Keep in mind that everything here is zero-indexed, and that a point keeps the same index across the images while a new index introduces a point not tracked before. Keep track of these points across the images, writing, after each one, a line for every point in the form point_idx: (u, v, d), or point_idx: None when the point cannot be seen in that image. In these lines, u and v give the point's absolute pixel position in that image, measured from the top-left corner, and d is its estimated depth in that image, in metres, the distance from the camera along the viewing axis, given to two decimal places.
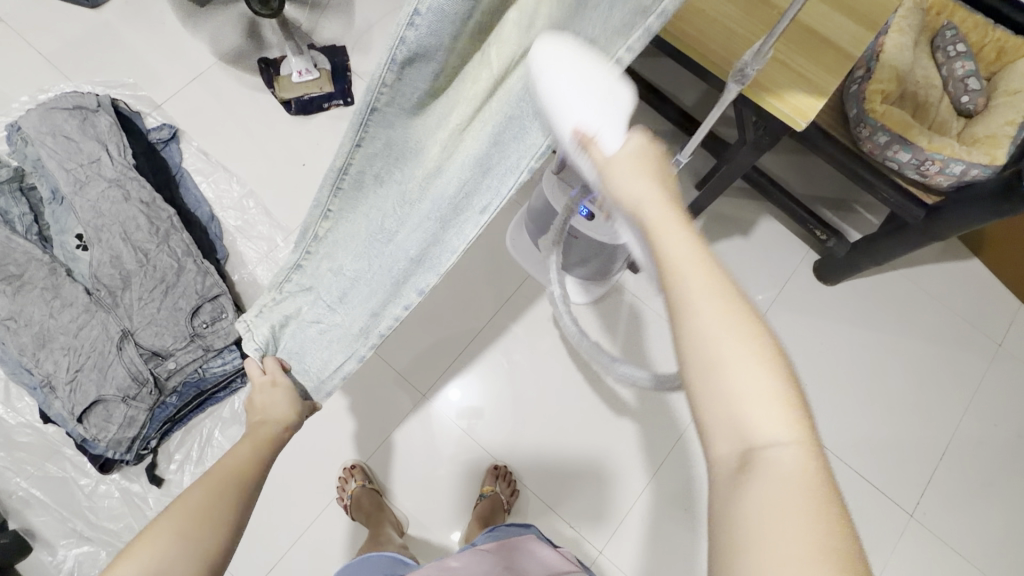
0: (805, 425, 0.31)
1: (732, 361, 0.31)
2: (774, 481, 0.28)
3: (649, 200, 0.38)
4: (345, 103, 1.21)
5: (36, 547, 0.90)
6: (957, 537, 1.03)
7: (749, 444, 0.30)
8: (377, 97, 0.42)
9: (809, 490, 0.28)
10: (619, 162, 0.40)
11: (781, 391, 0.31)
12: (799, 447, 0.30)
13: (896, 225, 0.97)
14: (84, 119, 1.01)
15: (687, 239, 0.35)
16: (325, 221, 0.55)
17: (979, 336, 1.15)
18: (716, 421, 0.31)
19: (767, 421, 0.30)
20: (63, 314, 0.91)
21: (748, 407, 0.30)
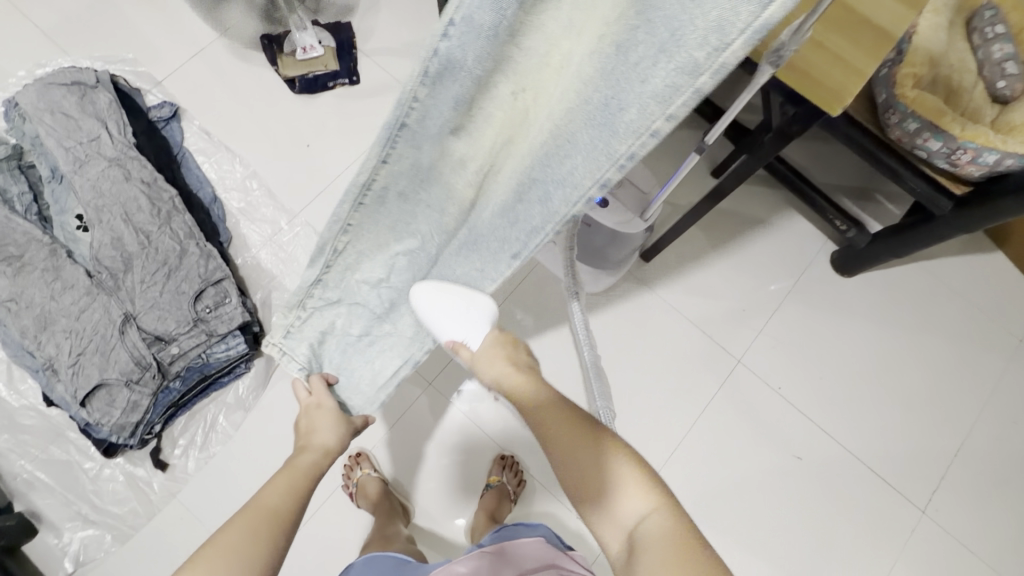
0: (653, 493, 0.52)
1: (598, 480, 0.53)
2: (647, 543, 0.49)
3: (509, 376, 0.62)
4: (350, 82, 1.16)
5: (42, 529, 0.90)
6: (969, 535, 1.01)
7: (627, 528, 0.51)
8: (407, 113, 0.43)
9: (670, 536, 0.48)
10: (482, 356, 0.64)
11: (631, 483, 0.52)
12: (656, 514, 0.51)
13: (923, 216, 0.93)
14: (83, 96, 0.98)
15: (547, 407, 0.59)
16: (381, 245, 0.58)
17: (999, 332, 1.13)
18: (605, 521, 0.53)
19: (631, 506, 0.52)
20: (64, 297, 0.89)
21: (619, 502, 0.52)
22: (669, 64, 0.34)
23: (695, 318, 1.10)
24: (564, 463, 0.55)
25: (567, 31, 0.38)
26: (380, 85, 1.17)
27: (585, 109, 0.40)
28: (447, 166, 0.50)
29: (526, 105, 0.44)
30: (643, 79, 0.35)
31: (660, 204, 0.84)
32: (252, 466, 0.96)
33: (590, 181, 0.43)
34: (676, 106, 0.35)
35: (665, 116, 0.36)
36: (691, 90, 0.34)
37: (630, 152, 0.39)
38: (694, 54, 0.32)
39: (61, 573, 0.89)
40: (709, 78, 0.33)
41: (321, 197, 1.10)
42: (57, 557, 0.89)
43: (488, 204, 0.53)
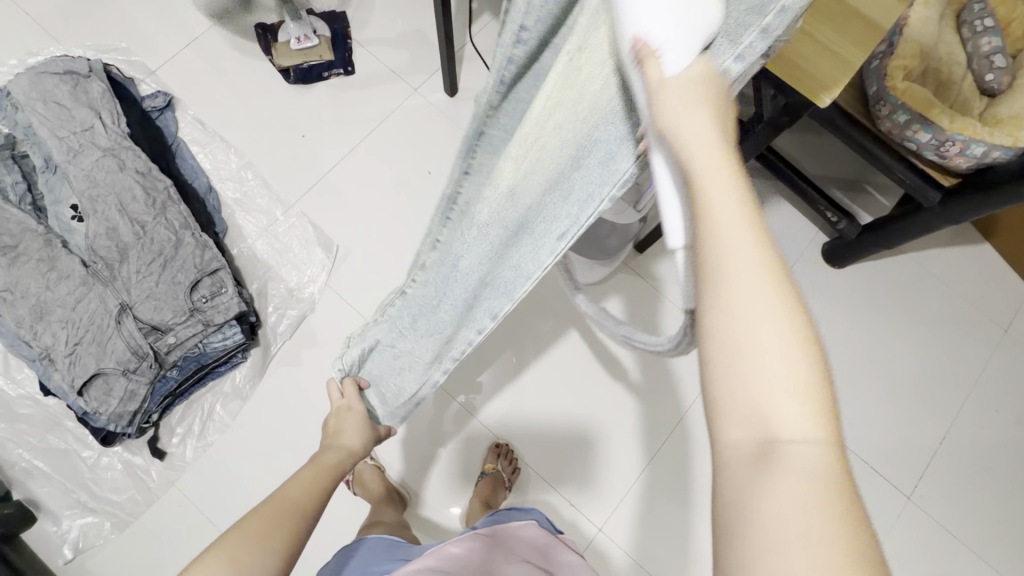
0: (832, 416, 0.28)
1: (766, 343, 0.28)
2: (799, 475, 0.26)
3: (696, 147, 0.30)
4: (345, 72, 1.16)
5: (41, 517, 0.91)
6: (952, 520, 1.04)
7: (772, 433, 0.27)
8: (483, 120, 0.38)
9: (833, 487, 0.26)
10: (673, 91, 0.30)
11: (812, 385, 0.28)
12: (823, 443, 0.27)
13: (912, 208, 0.95)
14: (76, 85, 0.98)
15: (736, 206, 0.29)
16: (431, 251, 0.50)
17: (985, 322, 1.15)
18: (733, 410, 0.28)
19: (794, 410, 0.27)
20: (59, 286, 0.89)
21: (776, 397, 0.27)
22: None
23: None
24: (715, 287, 0.29)
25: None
26: (376, 75, 1.17)
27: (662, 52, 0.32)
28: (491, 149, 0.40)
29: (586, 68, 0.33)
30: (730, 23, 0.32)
31: (653, 195, 0.85)
32: (250, 454, 0.97)
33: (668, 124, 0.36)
34: (745, 45, 0.33)
35: (755, 31, 0.32)
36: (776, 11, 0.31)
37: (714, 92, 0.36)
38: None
39: (61, 559, 0.90)
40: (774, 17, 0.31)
41: (316, 188, 1.10)
42: (56, 543, 0.90)
43: (530, 193, 0.40)
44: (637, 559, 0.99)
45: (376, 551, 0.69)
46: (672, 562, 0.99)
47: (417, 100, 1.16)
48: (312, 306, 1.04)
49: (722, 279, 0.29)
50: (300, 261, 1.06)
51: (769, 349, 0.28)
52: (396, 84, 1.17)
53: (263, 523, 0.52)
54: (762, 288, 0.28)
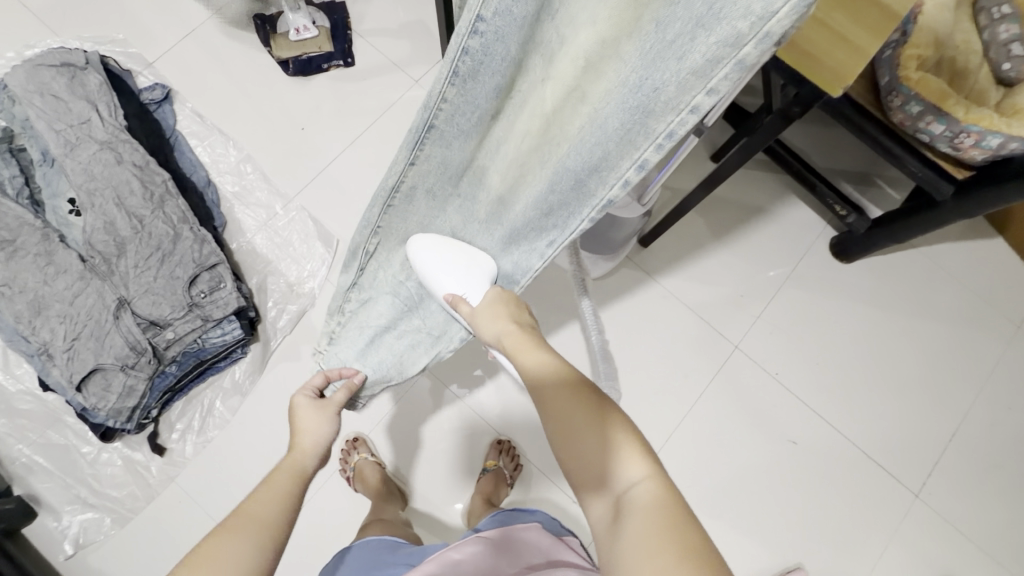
0: (646, 461, 0.44)
1: (586, 436, 0.47)
2: (632, 512, 0.41)
3: (505, 334, 0.56)
4: (345, 64, 1.15)
5: (42, 513, 0.91)
6: (961, 518, 1.02)
7: (615, 490, 0.44)
8: (435, 113, 0.47)
9: (657, 510, 0.40)
10: (481, 312, 0.58)
11: (623, 447, 0.45)
12: (648, 478, 0.43)
13: (925, 201, 0.92)
14: (73, 77, 0.97)
15: (550, 364, 0.53)
16: (370, 237, 0.61)
17: (997, 317, 1.12)
18: (592, 486, 0.46)
19: (622, 467, 0.44)
20: (57, 281, 0.88)
21: (608, 464, 0.45)
22: (708, 39, 0.33)
23: (694, 304, 1.09)
24: (555, 419, 0.49)
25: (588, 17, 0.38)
26: (376, 66, 1.15)
27: (614, 100, 0.40)
28: (481, 161, 0.53)
29: (556, 97, 0.44)
30: (679, 58, 0.35)
31: (658, 188, 0.83)
32: (250, 450, 0.96)
33: (627, 167, 0.43)
34: (717, 80, 0.34)
35: (704, 91, 0.35)
36: (734, 62, 0.32)
37: (669, 131, 0.39)
38: (736, 24, 0.31)
39: (62, 555, 0.90)
40: (753, 49, 0.31)
41: (316, 181, 1.08)
42: (57, 539, 0.90)
43: (517, 197, 0.53)
44: None
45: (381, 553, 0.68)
46: None
47: (418, 91, 1.15)
48: (312, 300, 1.03)
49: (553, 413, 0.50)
50: (299, 256, 1.05)
51: (588, 435, 0.47)
52: (396, 76, 1.15)
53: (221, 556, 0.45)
54: (576, 407, 0.48)
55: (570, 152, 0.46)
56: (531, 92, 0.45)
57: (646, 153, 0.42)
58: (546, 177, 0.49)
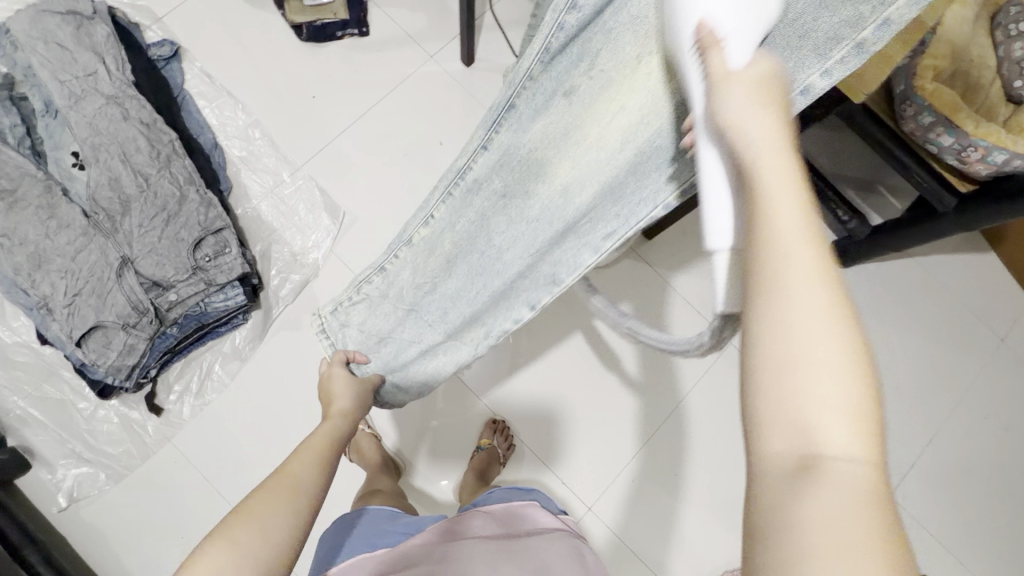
0: (876, 443, 0.27)
1: (823, 366, 0.27)
2: (840, 488, 0.25)
3: (759, 142, 0.32)
4: (360, 34, 1.12)
5: (36, 464, 0.91)
6: (930, 519, 1.06)
7: (818, 448, 0.26)
8: (519, 92, 0.47)
9: (877, 511, 0.25)
10: (737, 81, 0.34)
11: (865, 413, 0.27)
12: (868, 466, 0.26)
13: (925, 212, 0.95)
14: (80, 27, 0.95)
15: (799, 218, 0.29)
16: (419, 228, 0.59)
17: (983, 330, 1.16)
18: (783, 420, 0.27)
19: (841, 432, 0.26)
20: (59, 236, 0.87)
21: (825, 415, 0.26)
22: (833, 18, 0.37)
23: (693, 298, 1.11)
24: (760, 313, 0.29)
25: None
26: (390, 38, 1.13)
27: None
28: (546, 152, 0.51)
29: (651, 82, 0.45)
30: (805, 34, 0.38)
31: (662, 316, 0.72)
32: (248, 415, 0.97)
33: None
34: (834, 60, 0.38)
35: (819, 71, 0.39)
36: (853, 45, 0.38)
37: None
38: (857, 7, 0.36)
39: (55, 508, 0.90)
40: (871, 34, 0.37)
41: (324, 150, 1.07)
42: (51, 492, 0.91)
43: (580, 194, 0.52)
44: (626, 541, 1.00)
45: (386, 523, 0.69)
46: (660, 546, 1.01)
47: (433, 67, 1.13)
48: (316, 271, 1.03)
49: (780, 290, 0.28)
50: (304, 225, 1.04)
51: (808, 373, 0.27)
52: (411, 50, 1.13)
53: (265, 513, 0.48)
54: (822, 315, 0.28)
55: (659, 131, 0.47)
56: (617, 76, 0.45)
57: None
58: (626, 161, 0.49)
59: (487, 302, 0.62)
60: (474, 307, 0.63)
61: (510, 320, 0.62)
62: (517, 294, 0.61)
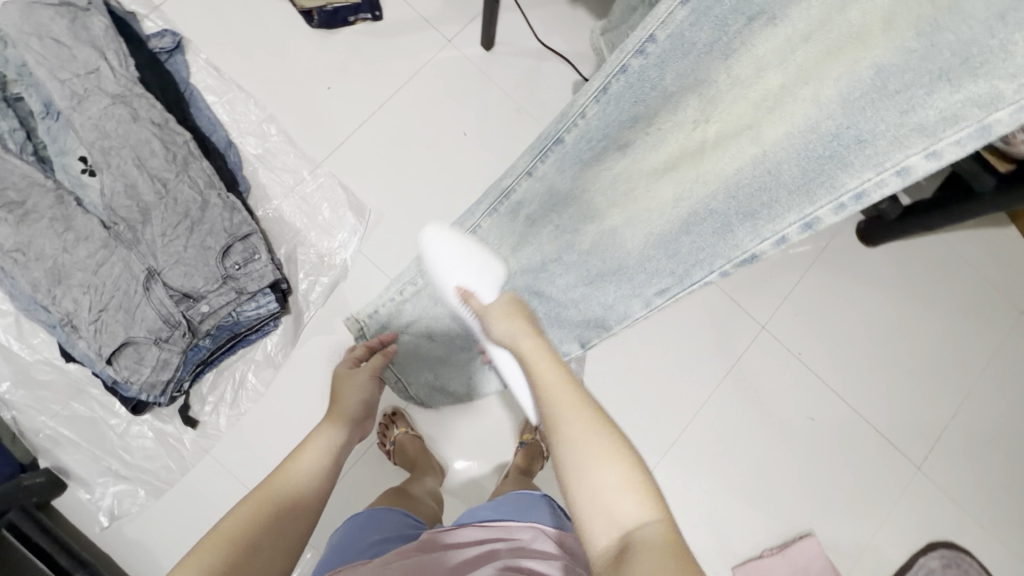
0: (654, 499, 0.44)
1: (600, 467, 0.45)
2: (642, 550, 0.40)
3: (521, 336, 0.58)
4: (373, 18, 1.06)
5: (71, 484, 0.89)
6: (956, 488, 1.10)
7: (620, 529, 0.43)
8: (572, 127, 0.55)
9: (669, 551, 0.40)
10: (490, 310, 0.63)
11: (632, 483, 0.45)
12: (654, 521, 0.43)
13: (961, 192, 0.94)
14: (74, 19, 0.87)
15: (556, 378, 0.52)
16: (467, 234, 0.65)
17: (1004, 302, 1.18)
18: (595, 518, 0.44)
19: (627, 507, 0.44)
20: (78, 249, 0.81)
21: (614, 501, 0.44)
22: (949, 96, 0.39)
23: (723, 284, 1.11)
24: (565, 449, 0.47)
25: (780, 58, 0.46)
26: (406, 22, 1.08)
27: (793, 143, 0.47)
28: (591, 192, 0.60)
29: (719, 132, 0.50)
30: (903, 112, 0.41)
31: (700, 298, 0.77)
32: (286, 423, 0.95)
33: (792, 221, 0.48)
34: (942, 143, 0.40)
35: (923, 153, 0.41)
36: (976, 123, 0.38)
37: (860, 191, 0.44)
38: (996, 84, 0.37)
39: (97, 526, 0.89)
40: (1004, 115, 0.37)
41: (344, 146, 1.03)
42: (91, 511, 0.89)
43: (630, 237, 0.59)
44: None
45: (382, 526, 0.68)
46: (696, 529, 1.03)
47: (452, 52, 1.08)
48: (344, 272, 1.00)
49: (574, 434, 0.47)
50: (329, 225, 1.01)
51: (602, 476, 0.45)
52: (428, 34, 1.08)
53: (245, 517, 0.55)
54: (588, 434, 0.47)
55: (723, 188, 0.52)
56: (671, 125, 0.52)
57: (825, 209, 0.46)
58: (679, 217, 0.55)
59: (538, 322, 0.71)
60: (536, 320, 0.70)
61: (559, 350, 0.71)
62: (570, 325, 0.69)
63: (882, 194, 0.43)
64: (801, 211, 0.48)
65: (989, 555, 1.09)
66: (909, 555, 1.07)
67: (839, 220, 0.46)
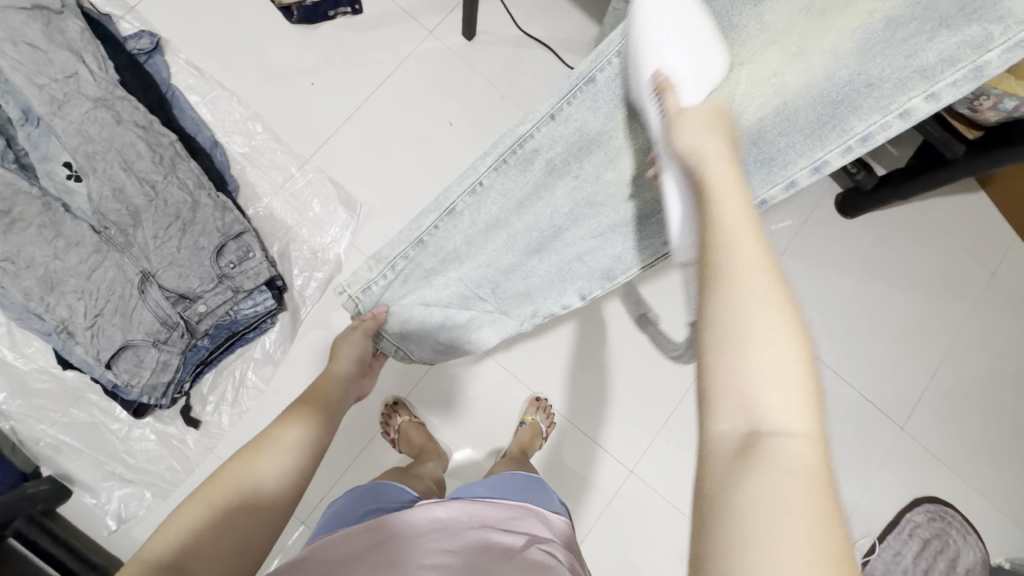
0: (814, 418, 0.33)
1: (766, 339, 0.34)
2: (777, 463, 0.31)
3: (711, 160, 0.45)
4: (353, 12, 1.06)
5: (76, 490, 0.89)
6: (937, 446, 1.15)
7: (755, 424, 0.33)
8: (601, 70, 0.62)
9: (817, 482, 0.31)
10: (686, 118, 0.50)
11: (805, 386, 0.34)
12: (804, 438, 0.32)
13: (936, 162, 0.97)
14: (49, 23, 0.86)
15: (743, 220, 0.40)
16: (467, 198, 0.67)
17: (977, 266, 1.23)
18: (729, 399, 0.34)
19: (780, 408, 0.33)
20: (70, 255, 0.81)
21: (766, 393, 0.33)
22: (949, 39, 0.53)
23: None
24: (722, 296, 0.36)
25: (798, 10, 0.59)
26: (385, 15, 1.08)
27: (817, 89, 0.59)
28: (616, 141, 0.65)
29: (752, 80, 0.61)
30: (908, 55, 0.55)
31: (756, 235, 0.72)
32: None
33: (805, 165, 0.61)
34: (941, 85, 0.55)
35: (925, 95, 0.55)
36: (972, 66, 0.53)
37: (867, 134, 0.58)
38: (989, 27, 0.52)
39: (105, 530, 0.89)
40: (997, 53, 0.52)
41: (329, 141, 1.03)
42: (97, 516, 0.89)
43: (651, 185, 0.67)
44: (666, 495, 1.06)
45: (384, 498, 0.68)
46: None
47: (433, 43, 1.08)
48: (338, 266, 1.01)
49: (742, 309, 0.35)
50: (320, 220, 1.01)
51: (758, 356, 0.34)
52: (409, 25, 1.08)
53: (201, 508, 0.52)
54: (764, 286, 0.36)
55: (756, 134, 0.62)
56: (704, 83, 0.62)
57: (835, 151, 0.60)
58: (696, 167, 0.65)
59: (543, 282, 0.72)
60: (544, 279, 0.71)
61: (559, 305, 0.72)
62: (573, 279, 0.71)
63: (885, 134, 0.58)
64: (810, 156, 0.61)
65: (970, 507, 1.15)
66: (896, 512, 1.12)
67: (845, 161, 0.60)
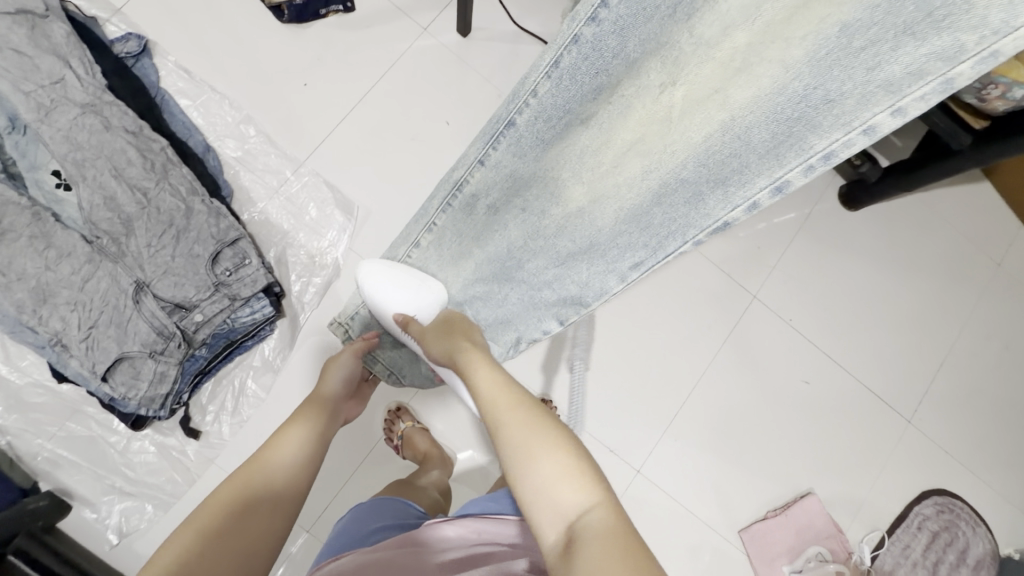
0: (597, 488, 0.44)
1: (541, 459, 0.46)
2: (590, 537, 0.40)
3: (465, 352, 0.61)
4: (345, 10, 1.04)
5: (75, 505, 0.87)
6: (945, 439, 1.15)
7: (567, 517, 0.43)
8: (524, 108, 0.53)
9: (618, 537, 0.39)
10: (434, 333, 0.67)
11: (576, 470, 0.45)
12: (597, 505, 0.43)
13: (941, 152, 0.96)
14: (34, 27, 0.83)
15: (500, 393, 0.54)
16: (439, 215, 0.66)
17: (983, 257, 1.22)
18: (542, 508, 0.44)
19: (570, 493, 0.44)
20: (62, 265, 0.79)
21: (557, 486, 0.44)
22: (918, 49, 0.33)
23: (713, 258, 1.12)
24: (506, 440, 0.49)
25: (745, 14, 0.40)
26: (378, 12, 1.05)
27: (763, 106, 0.41)
28: (559, 173, 0.56)
29: (684, 98, 0.46)
30: (867, 69, 0.36)
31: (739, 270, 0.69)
32: None
33: (763, 186, 0.43)
34: (905, 101, 0.35)
35: (889, 110, 0.36)
36: (940, 79, 0.33)
37: (829, 153, 0.39)
38: (962, 36, 0.32)
39: (106, 545, 0.88)
40: (969, 67, 0.32)
41: (324, 143, 1.01)
42: (99, 530, 0.88)
43: (600, 213, 0.55)
44: (674, 495, 1.04)
45: (390, 514, 0.67)
46: (703, 498, 1.06)
47: (428, 41, 1.06)
48: (336, 271, 0.99)
49: (519, 445, 0.48)
50: (317, 224, 0.99)
51: (540, 465, 0.46)
52: (403, 23, 1.06)
53: (200, 526, 0.52)
54: (527, 424, 0.50)
55: (688, 161, 0.47)
56: (635, 95, 0.48)
57: (793, 172, 0.41)
58: (646, 189, 0.51)
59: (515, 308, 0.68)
60: (513, 305, 0.67)
61: (539, 330, 0.67)
62: (547, 306, 0.65)
63: (851, 155, 0.39)
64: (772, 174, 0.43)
65: (978, 499, 1.14)
66: (904, 505, 1.11)
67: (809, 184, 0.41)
